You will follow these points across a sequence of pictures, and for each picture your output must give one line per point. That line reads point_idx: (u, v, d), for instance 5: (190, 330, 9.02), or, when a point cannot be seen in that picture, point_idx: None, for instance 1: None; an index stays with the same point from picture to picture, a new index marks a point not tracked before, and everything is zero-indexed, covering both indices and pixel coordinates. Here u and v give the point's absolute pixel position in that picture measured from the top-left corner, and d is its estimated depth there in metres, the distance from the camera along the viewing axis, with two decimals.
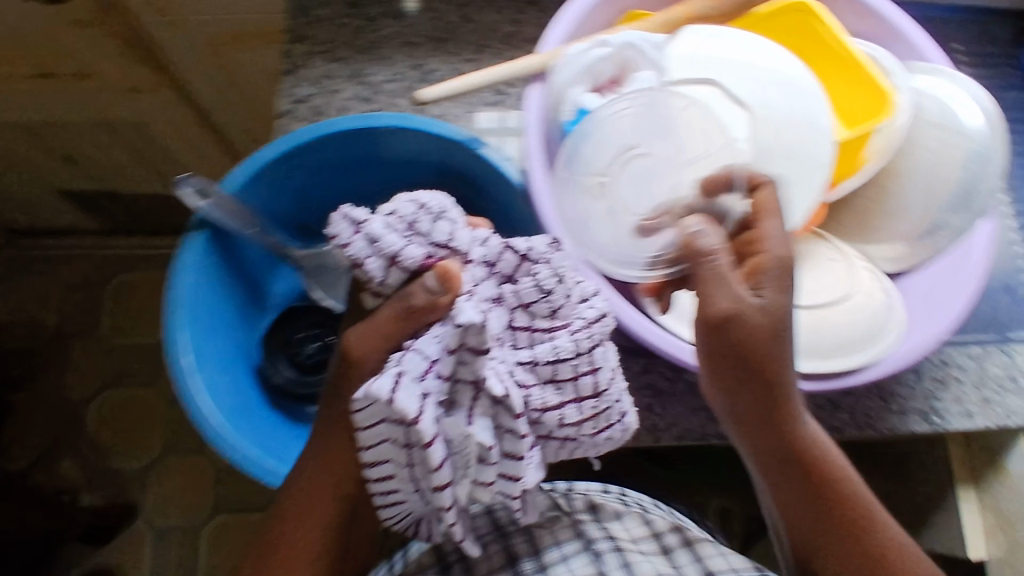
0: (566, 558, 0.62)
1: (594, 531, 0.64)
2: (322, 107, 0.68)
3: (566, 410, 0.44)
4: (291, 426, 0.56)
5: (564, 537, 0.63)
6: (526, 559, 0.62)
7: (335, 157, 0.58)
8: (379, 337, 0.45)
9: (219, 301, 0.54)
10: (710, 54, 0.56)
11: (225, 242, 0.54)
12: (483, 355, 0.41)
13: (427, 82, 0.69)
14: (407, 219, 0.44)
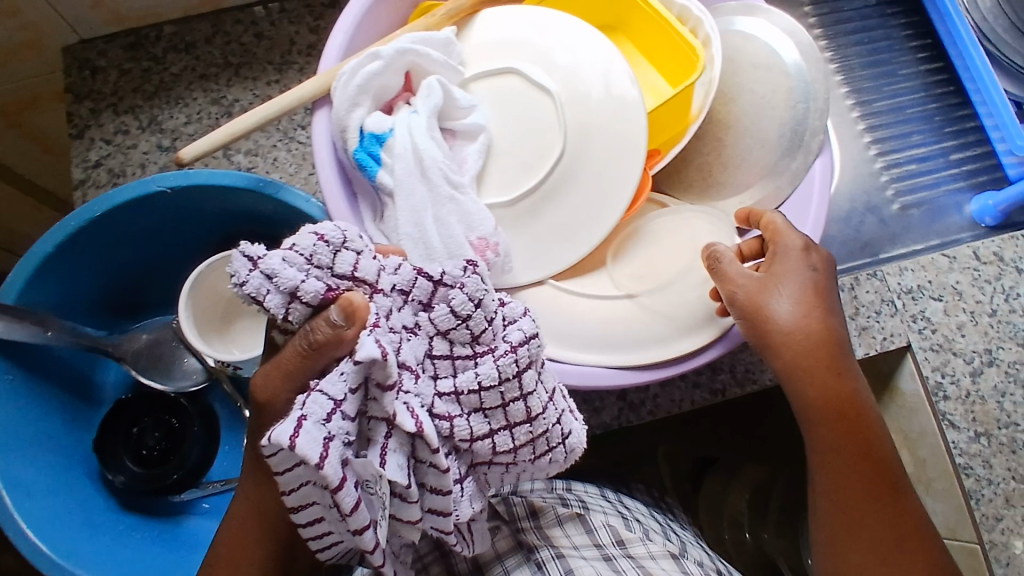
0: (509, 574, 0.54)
1: (534, 538, 0.55)
2: (122, 167, 0.62)
3: (496, 439, 0.36)
4: (146, 530, 0.51)
5: (505, 547, 0.55)
6: None
7: (125, 233, 0.51)
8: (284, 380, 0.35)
9: (32, 417, 0.49)
10: (504, 41, 0.52)
11: (22, 353, 0.49)
12: (391, 390, 0.31)
13: (231, 115, 0.63)
14: (303, 248, 0.32)
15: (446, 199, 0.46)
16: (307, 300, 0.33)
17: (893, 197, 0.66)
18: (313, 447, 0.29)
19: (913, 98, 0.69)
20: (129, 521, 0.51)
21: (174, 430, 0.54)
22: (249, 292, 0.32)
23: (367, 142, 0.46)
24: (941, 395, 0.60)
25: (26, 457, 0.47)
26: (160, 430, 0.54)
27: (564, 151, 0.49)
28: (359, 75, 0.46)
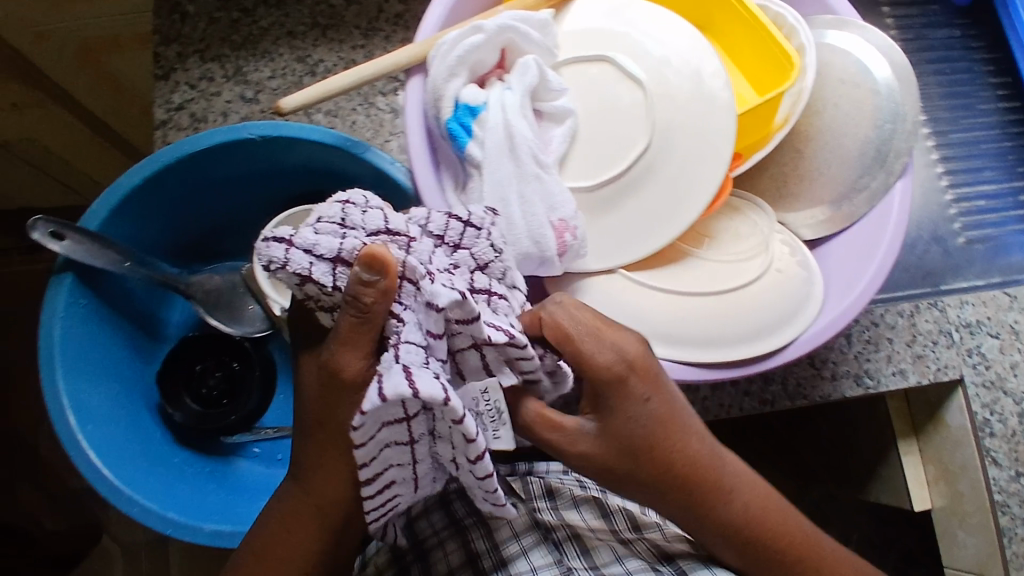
0: (526, 553, 0.52)
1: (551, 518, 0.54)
2: (203, 113, 0.63)
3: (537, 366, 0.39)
4: (197, 468, 0.52)
5: (521, 527, 0.52)
6: (486, 555, 0.52)
7: (206, 177, 0.52)
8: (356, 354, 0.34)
9: (101, 343, 0.50)
10: (601, 29, 0.52)
11: (98, 280, 0.50)
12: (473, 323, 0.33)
13: (314, 75, 0.64)
14: (333, 217, 0.34)
15: (530, 177, 0.46)
16: (350, 259, 0.33)
17: (959, 230, 0.66)
18: (432, 384, 0.30)
19: (988, 134, 0.69)
20: (181, 457, 0.52)
21: (233, 373, 0.56)
22: (293, 270, 0.32)
23: (460, 113, 0.47)
24: (987, 431, 0.60)
25: (94, 381, 0.49)
26: (221, 372, 0.56)
27: (649, 143, 0.49)
28: (459, 47, 0.47)
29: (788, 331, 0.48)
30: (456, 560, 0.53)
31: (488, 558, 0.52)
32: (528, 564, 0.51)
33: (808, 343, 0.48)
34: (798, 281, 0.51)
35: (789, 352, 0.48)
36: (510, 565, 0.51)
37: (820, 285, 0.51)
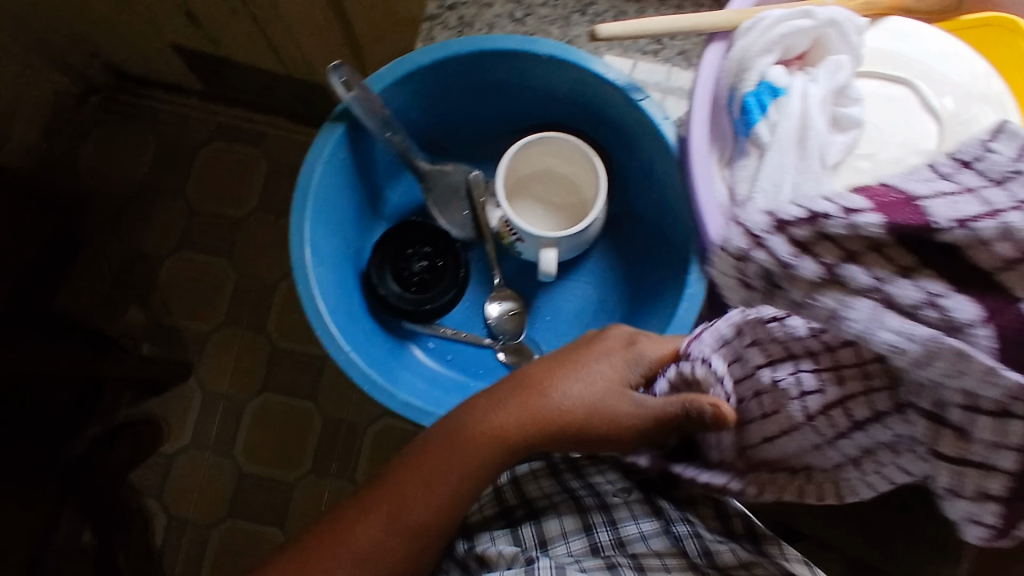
0: (645, 537, 0.51)
1: (672, 509, 0.52)
2: (471, 19, 0.64)
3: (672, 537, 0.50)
4: (383, 339, 0.55)
5: (641, 511, 0.52)
6: (600, 528, 0.52)
7: (484, 78, 0.55)
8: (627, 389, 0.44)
9: (343, 199, 0.54)
10: (910, 55, 0.51)
11: (361, 139, 0.53)
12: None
13: (583, 14, 0.64)
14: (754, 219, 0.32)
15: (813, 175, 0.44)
16: (815, 235, 0.30)
17: None
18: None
19: None
20: (373, 325, 0.55)
21: (436, 267, 0.58)
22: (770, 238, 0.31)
23: (761, 90, 0.46)
24: None
25: (328, 231, 0.52)
26: (426, 263, 0.58)
27: None
28: (783, 26, 0.46)
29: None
30: (571, 522, 0.53)
31: (602, 531, 0.52)
32: (649, 549, 0.50)
33: None
34: None
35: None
36: (628, 545, 0.51)
37: None
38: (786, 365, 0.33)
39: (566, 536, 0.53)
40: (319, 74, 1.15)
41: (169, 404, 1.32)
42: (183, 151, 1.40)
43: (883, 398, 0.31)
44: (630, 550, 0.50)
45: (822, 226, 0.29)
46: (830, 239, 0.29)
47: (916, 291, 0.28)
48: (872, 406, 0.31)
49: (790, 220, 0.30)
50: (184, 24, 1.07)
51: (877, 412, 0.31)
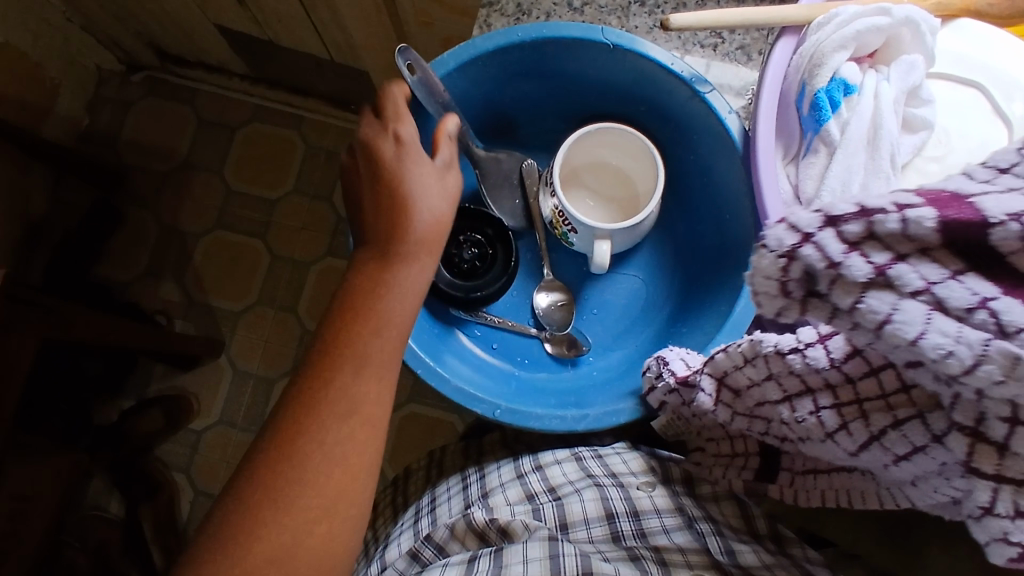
0: (667, 530, 0.53)
1: (692, 508, 0.55)
2: (529, 7, 0.63)
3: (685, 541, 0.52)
4: (433, 323, 0.55)
5: (662, 504, 0.55)
6: (623, 518, 0.54)
7: (545, 65, 0.55)
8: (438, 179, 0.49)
9: None
10: (984, 58, 0.50)
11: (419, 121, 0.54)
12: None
13: (642, 5, 0.63)
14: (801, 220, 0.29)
15: (882, 175, 0.45)
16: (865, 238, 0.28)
17: None
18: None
19: None
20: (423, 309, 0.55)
21: (485, 256, 0.59)
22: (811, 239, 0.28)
23: (834, 86, 0.46)
24: None
25: None
26: (475, 251, 0.59)
27: None
28: (859, 23, 0.45)
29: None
30: (595, 508, 0.55)
31: (625, 521, 0.54)
32: (670, 541, 0.52)
33: None
34: None
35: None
36: (651, 538, 0.53)
37: None
38: (825, 396, 0.37)
39: (587, 521, 0.54)
40: (361, 60, 1.15)
41: (198, 380, 1.33)
42: (222, 132, 1.41)
43: (916, 429, 0.33)
44: (651, 541, 0.53)
45: (876, 223, 0.28)
46: (878, 239, 0.28)
47: (916, 277, 0.27)
48: (908, 438, 0.34)
49: (840, 217, 0.28)
50: (230, 4, 1.08)
51: (914, 443, 0.34)
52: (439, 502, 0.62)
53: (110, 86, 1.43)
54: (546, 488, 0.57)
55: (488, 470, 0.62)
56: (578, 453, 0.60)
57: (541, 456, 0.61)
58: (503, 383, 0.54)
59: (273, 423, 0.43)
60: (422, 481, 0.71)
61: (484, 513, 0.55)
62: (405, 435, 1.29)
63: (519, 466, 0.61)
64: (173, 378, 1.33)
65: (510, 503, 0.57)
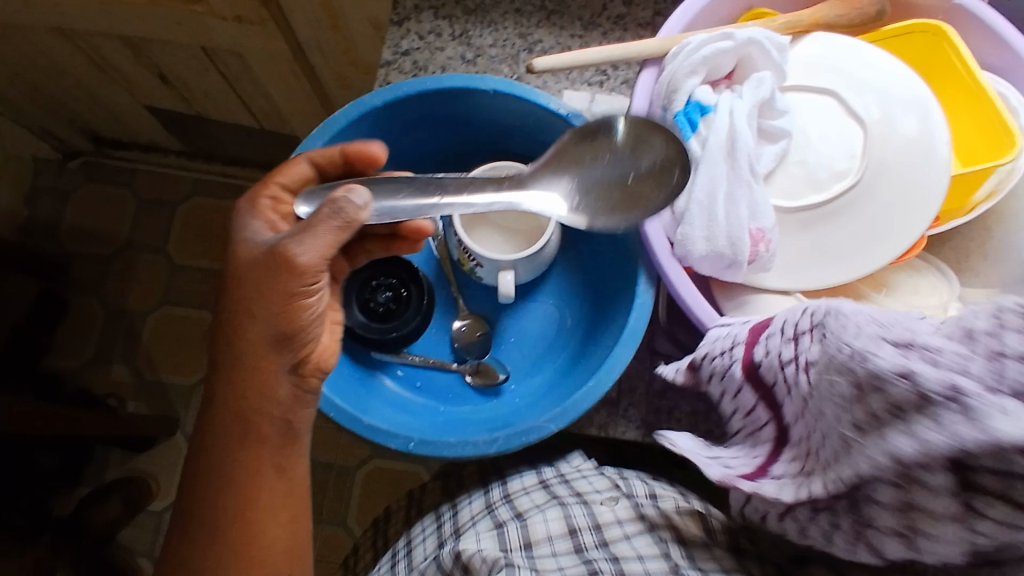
0: (629, 538, 0.52)
1: (655, 515, 0.54)
2: (425, 63, 0.68)
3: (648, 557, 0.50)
4: (352, 369, 0.57)
5: (625, 515, 0.54)
6: (586, 532, 0.54)
7: (439, 114, 0.59)
8: (263, 249, 0.46)
9: None
10: (833, 65, 0.54)
11: None
12: None
13: (530, 52, 0.68)
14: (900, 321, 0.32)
15: (740, 182, 0.48)
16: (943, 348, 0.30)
17: None
18: None
19: None
20: (342, 355, 0.57)
21: (401, 296, 0.61)
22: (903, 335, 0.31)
23: (690, 108, 0.50)
24: None
25: None
26: (390, 293, 0.60)
27: (856, 180, 0.50)
28: (707, 48, 0.50)
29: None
30: (558, 526, 0.55)
31: (588, 535, 0.53)
32: (632, 547, 0.51)
33: None
34: None
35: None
36: (612, 546, 0.52)
37: None
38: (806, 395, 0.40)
39: (551, 538, 0.54)
40: (291, 126, 1.19)
41: (155, 460, 1.31)
42: (163, 209, 1.42)
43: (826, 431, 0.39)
44: (613, 551, 0.51)
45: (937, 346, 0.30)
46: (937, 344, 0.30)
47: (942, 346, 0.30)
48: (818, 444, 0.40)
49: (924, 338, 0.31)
50: (157, 86, 1.11)
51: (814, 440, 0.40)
52: (415, 543, 0.63)
53: (47, 175, 1.44)
54: (512, 513, 0.58)
55: (460, 504, 0.63)
56: (544, 479, 0.61)
57: (509, 484, 0.62)
58: (425, 419, 0.56)
59: (178, 512, 0.48)
60: (400, 521, 0.72)
61: (450, 551, 0.55)
62: (372, 490, 1.28)
63: (489, 497, 0.62)
64: (130, 461, 1.31)
65: (479, 533, 0.56)
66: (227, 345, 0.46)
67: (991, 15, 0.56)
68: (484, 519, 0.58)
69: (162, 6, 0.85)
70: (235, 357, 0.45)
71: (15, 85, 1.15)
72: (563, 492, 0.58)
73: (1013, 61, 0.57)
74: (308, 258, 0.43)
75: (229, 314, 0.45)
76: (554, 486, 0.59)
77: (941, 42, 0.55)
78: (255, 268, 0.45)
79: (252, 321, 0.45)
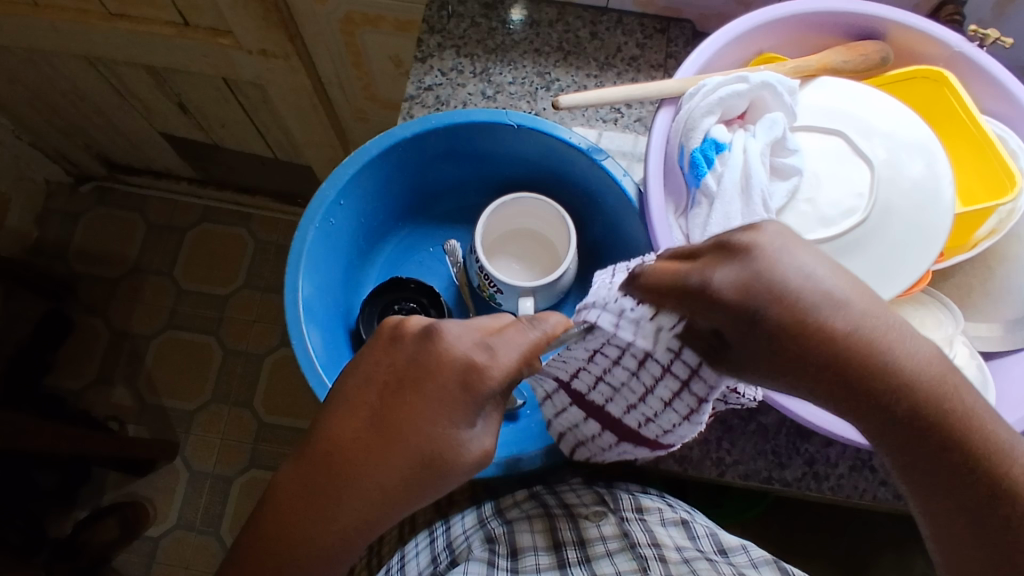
0: (611, 554, 0.56)
1: (639, 533, 0.56)
2: (446, 98, 0.70)
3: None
4: None
5: (610, 531, 0.57)
6: (571, 547, 0.57)
7: (462, 146, 0.61)
8: (471, 439, 0.37)
9: (333, 256, 0.59)
10: (839, 109, 0.57)
11: (353, 200, 0.59)
12: None
13: (548, 90, 0.71)
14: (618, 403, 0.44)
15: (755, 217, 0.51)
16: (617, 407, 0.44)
17: None
18: None
19: None
20: None
21: None
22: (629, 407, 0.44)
23: (706, 146, 0.53)
24: None
25: (316, 287, 0.57)
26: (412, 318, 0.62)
27: (866, 217, 0.53)
28: (722, 89, 0.54)
29: None
30: (543, 538, 0.58)
31: (573, 550, 0.56)
32: (612, 565, 0.55)
33: None
34: (975, 383, 0.54)
35: None
36: (595, 564, 0.55)
37: (994, 393, 0.54)
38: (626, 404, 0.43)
39: (535, 549, 0.57)
40: (305, 156, 1.21)
41: (153, 485, 1.30)
42: (172, 234, 1.44)
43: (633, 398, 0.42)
44: (594, 568, 0.55)
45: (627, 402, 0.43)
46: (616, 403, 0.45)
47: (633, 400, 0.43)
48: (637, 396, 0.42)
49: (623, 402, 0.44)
50: (176, 113, 1.14)
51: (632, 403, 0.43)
52: (407, 559, 0.61)
53: (59, 198, 1.46)
54: (499, 517, 0.60)
55: (453, 521, 0.63)
56: (534, 491, 0.62)
57: (502, 502, 0.62)
58: None
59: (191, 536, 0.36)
60: (395, 539, 0.70)
61: (446, 560, 0.59)
62: None
63: (483, 514, 0.62)
64: (127, 485, 1.30)
65: (467, 531, 0.61)
66: (372, 489, 0.35)
67: (990, 64, 0.60)
68: (473, 526, 0.61)
69: (188, 38, 0.88)
70: (382, 488, 0.35)
71: (34, 110, 1.17)
72: (554, 501, 0.60)
73: (1009, 106, 0.60)
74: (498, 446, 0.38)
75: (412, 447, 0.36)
76: (544, 495, 0.61)
77: (942, 88, 0.59)
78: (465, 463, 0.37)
79: (419, 497, 0.36)
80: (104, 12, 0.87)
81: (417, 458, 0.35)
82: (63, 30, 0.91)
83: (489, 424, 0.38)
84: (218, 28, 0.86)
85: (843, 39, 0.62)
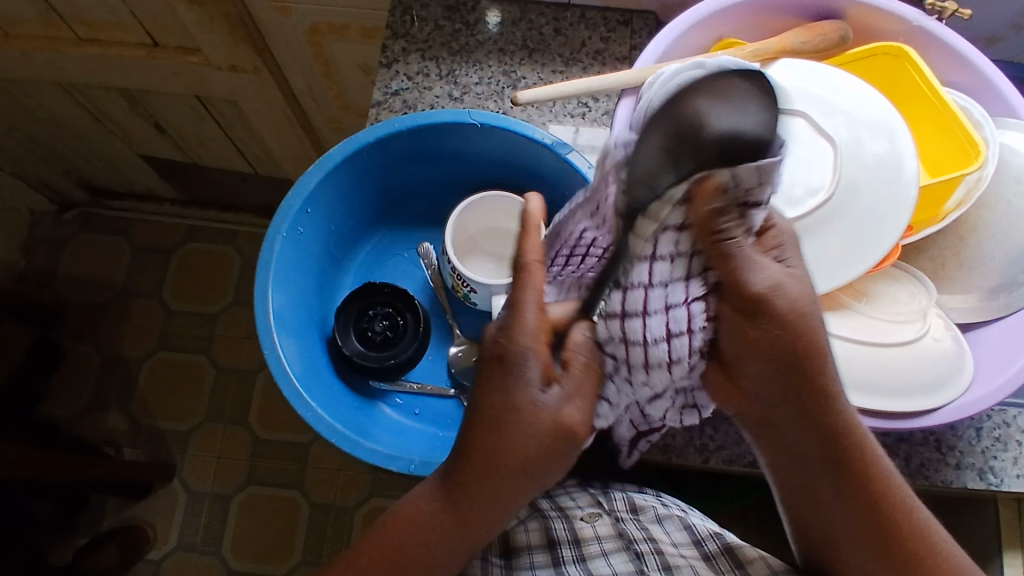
0: (606, 553, 0.55)
1: (634, 531, 0.57)
2: (414, 102, 0.71)
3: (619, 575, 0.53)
4: (352, 398, 0.59)
5: (605, 531, 0.57)
6: (566, 545, 0.56)
7: (428, 147, 0.61)
8: (547, 411, 0.40)
9: (303, 263, 0.59)
10: (798, 89, 0.57)
11: (322, 206, 0.59)
12: None
13: (514, 88, 0.71)
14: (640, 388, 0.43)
15: None
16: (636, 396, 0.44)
17: None
18: None
19: None
20: (340, 384, 0.59)
21: (397, 324, 0.63)
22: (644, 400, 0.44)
23: None
24: None
25: (288, 295, 0.57)
26: (387, 322, 0.63)
27: (830, 195, 0.53)
28: None
29: (948, 394, 0.53)
30: (539, 536, 0.57)
31: (567, 547, 0.56)
32: (608, 565, 0.54)
33: (964, 409, 0.53)
34: (950, 353, 0.55)
35: (941, 415, 0.53)
36: (591, 562, 0.55)
37: (971, 363, 0.55)
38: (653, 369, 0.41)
39: (531, 548, 0.57)
40: (285, 170, 1.22)
41: (152, 508, 1.30)
42: (158, 256, 1.44)
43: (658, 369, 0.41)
44: (589, 566, 0.54)
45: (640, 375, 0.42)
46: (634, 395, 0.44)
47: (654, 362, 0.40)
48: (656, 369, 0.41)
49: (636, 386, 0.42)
50: (154, 135, 1.14)
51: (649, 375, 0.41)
52: None
53: (44, 226, 1.45)
54: None
55: None
56: (529, 495, 0.62)
57: None
58: (424, 444, 0.56)
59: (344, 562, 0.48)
60: None
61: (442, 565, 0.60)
62: None
63: None
64: (126, 509, 1.30)
65: None
66: (484, 493, 0.42)
67: (950, 36, 0.60)
68: None
69: (158, 58, 0.88)
70: (493, 495, 0.42)
71: (12, 140, 1.17)
72: (547, 505, 0.60)
73: (972, 78, 0.61)
74: (582, 421, 0.41)
75: (496, 453, 0.41)
76: (538, 499, 0.61)
77: (903, 63, 0.59)
78: (547, 436, 0.40)
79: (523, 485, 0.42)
80: (74, 38, 0.88)
81: (508, 450, 0.40)
82: (34, 58, 0.91)
83: (570, 396, 0.41)
84: (187, 47, 0.87)
85: (801, 20, 0.62)
